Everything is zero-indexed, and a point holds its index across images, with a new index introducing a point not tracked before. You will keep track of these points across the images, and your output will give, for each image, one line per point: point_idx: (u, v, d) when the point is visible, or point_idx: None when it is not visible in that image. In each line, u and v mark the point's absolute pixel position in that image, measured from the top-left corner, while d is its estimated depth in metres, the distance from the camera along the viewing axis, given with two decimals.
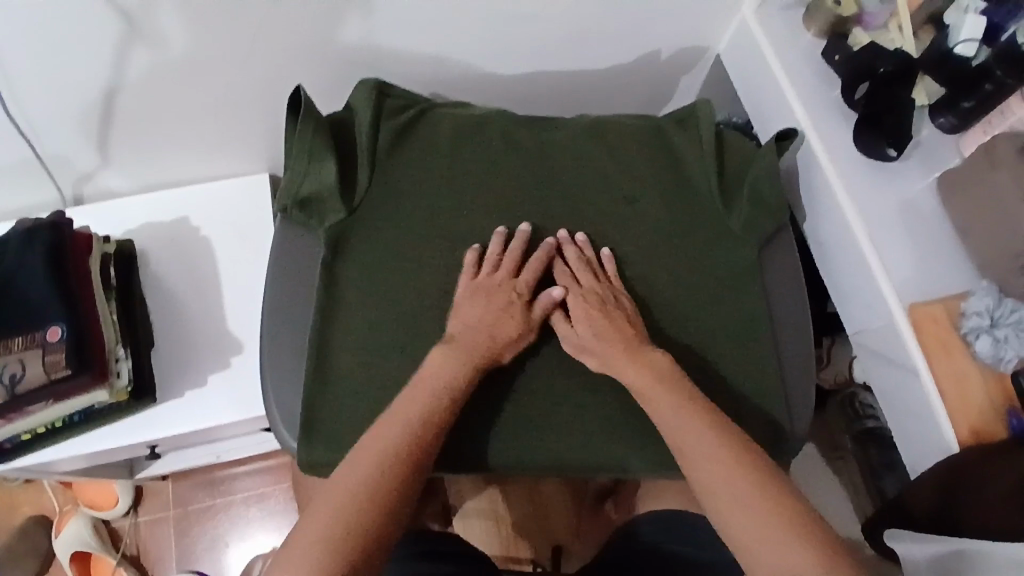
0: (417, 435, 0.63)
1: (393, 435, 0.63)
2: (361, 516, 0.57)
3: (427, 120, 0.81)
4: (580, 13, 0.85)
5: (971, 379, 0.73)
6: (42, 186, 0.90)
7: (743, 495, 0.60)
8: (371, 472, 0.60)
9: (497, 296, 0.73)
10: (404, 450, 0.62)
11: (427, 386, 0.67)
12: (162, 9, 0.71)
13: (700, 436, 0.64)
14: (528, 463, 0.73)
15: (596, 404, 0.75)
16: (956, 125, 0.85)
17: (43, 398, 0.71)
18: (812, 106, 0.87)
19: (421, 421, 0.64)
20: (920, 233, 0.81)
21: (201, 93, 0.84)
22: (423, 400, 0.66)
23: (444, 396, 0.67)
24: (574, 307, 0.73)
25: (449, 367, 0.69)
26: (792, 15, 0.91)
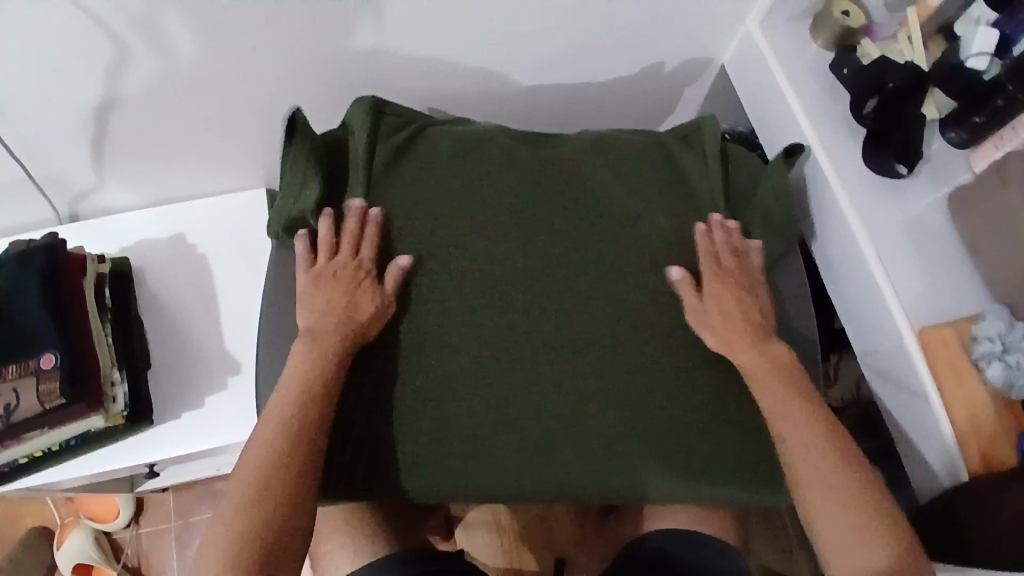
0: (292, 429, 0.65)
1: (273, 435, 0.65)
2: (252, 518, 0.62)
3: (424, 136, 0.80)
4: (580, 27, 0.84)
5: (981, 404, 0.72)
6: (36, 205, 0.89)
7: (837, 489, 0.65)
8: (255, 475, 0.63)
9: (345, 272, 0.72)
10: (287, 448, 0.65)
11: (301, 374, 0.68)
12: (154, 29, 0.70)
13: (806, 427, 0.68)
14: (453, 444, 0.73)
15: (513, 379, 0.74)
16: (967, 139, 0.82)
17: (39, 427, 0.70)
18: (818, 121, 0.85)
19: (292, 413, 0.66)
20: (930, 253, 0.79)
21: (196, 110, 0.83)
22: (291, 394, 0.67)
23: (314, 382, 0.68)
24: (713, 282, 0.75)
25: (304, 358, 0.69)
26: (797, 27, 0.90)
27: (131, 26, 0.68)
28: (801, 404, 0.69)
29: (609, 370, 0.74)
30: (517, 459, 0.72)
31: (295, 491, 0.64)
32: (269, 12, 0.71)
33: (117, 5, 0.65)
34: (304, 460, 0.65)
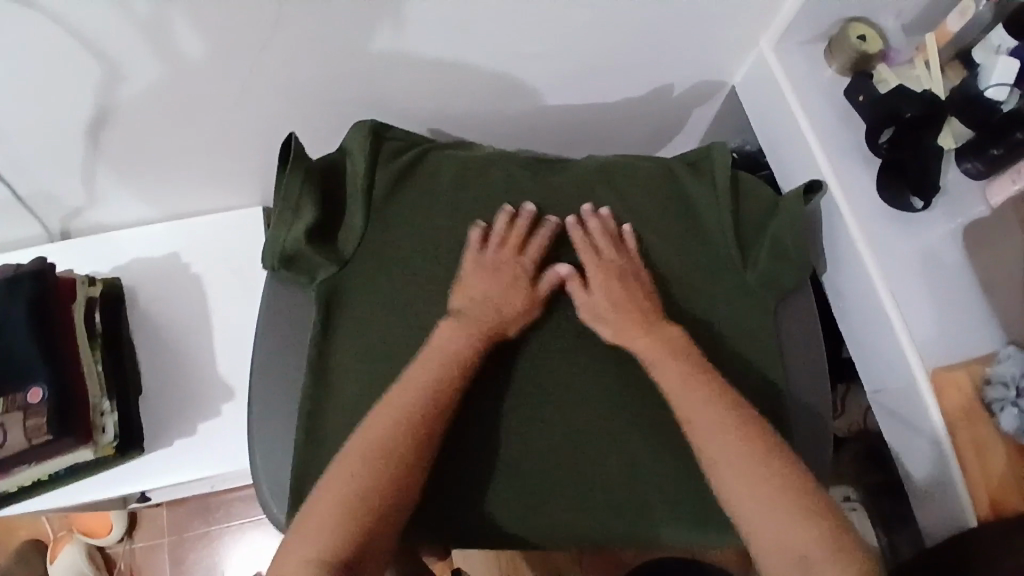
0: (430, 406, 0.66)
1: (408, 402, 0.66)
2: (368, 491, 0.61)
3: (425, 162, 0.78)
4: (587, 49, 0.81)
5: (993, 450, 0.70)
6: (26, 224, 0.86)
7: (741, 462, 0.63)
8: (382, 442, 0.63)
9: (506, 268, 0.73)
10: (420, 420, 0.65)
11: (446, 354, 0.69)
12: (144, 52, 0.67)
13: (704, 403, 0.67)
14: (558, 461, 0.74)
15: (626, 402, 0.75)
16: (983, 172, 0.79)
17: (25, 463, 0.69)
18: (832, 149, 0.82)
19: (434, 391, 0.67)
20: (944, 290, 0.77)
21: (189, 130, 0.80)
22: (430, 371, 0.68)
23: (453, 367, 0.68)
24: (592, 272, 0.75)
25: (455, 341, 0.69)
26: (811, 51, 0.86)
27: (121, 49, 0.66)
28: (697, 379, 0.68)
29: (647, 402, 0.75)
30: (568, 504, 0.73)
31: (418, 465, 0.64)
32: (264, 36, 0.69)
33: (105, 29, 0.63)
34: (434, 436, 0.65)
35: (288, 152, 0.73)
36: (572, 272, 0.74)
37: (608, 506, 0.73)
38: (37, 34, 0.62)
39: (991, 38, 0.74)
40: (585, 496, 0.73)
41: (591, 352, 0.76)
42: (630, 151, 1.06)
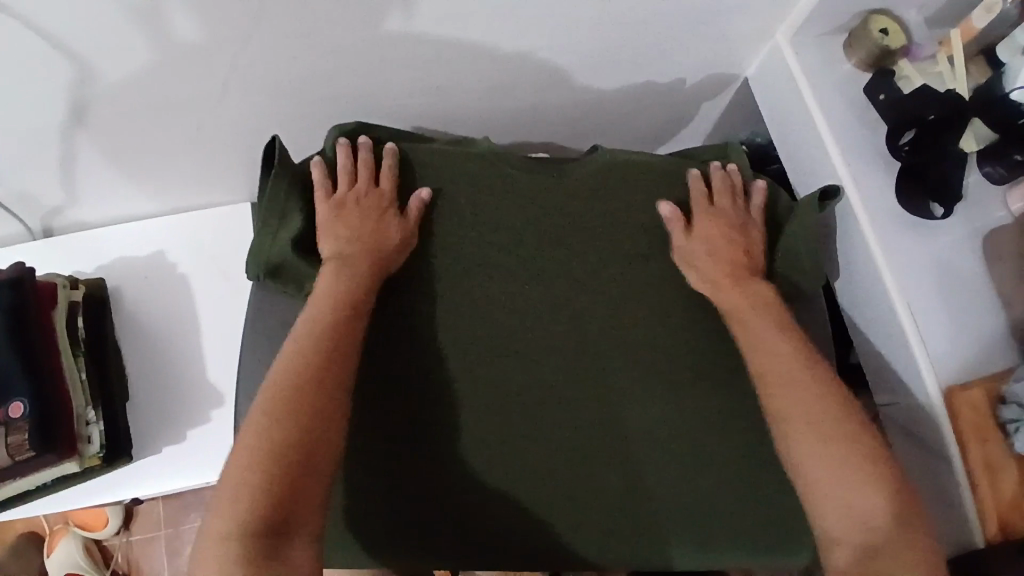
0: (319, 348, 0.64)
1: (305, 352, 0.63)
2: (272, 455, 0.58)
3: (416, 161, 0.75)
4: (591, 41, 0.76)
5: (1007, 474, 0.67)
6: (4, 223, 0.83)
7: (820, 423, 0.64)
8: (273, 395, 0.61)
9: (363, 203, 0.71)
10: (316, 368, 0.63)
11: (331, 297, 0.67)
12: (118, 50, 0.63)
13: (791, 362, 0.67)
14: (498, 405, 0.73)
15: (543, 335, 0.75)
16: (1004, 177, 0.75)
17: (8, 478, 0.67)
18: (850, 151, 0.78)
19: (317, 332, 0.65)
20: (962, 301, 0.74)
21: (172, 126, 0.76)
22: (320, 319, 0.65)
23: (341, 309, 0.66)
24: (701, 219, 0.75)
25: (334, 283, 0.67)
26: (830, 44, 0.81)
27: (93, 47, 0.62)
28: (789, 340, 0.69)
29: (601, 358, 0.75)
30: (540, 475, 0.72)
31: (321, 406, 0.62)
32: (247, 30, 0.64)
33: (73, 25, 0.58)
34: (332, 376, 0.63)
35: (272, 155, 0.71)
36: (675, 215, 0.75)
37: (580, 472, 0.72)
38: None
39: (1017, 36, 0.71)
40: (567, 468, 0.72)
41: (567, 332, 0.75)
42: (635, 144, 1.02)
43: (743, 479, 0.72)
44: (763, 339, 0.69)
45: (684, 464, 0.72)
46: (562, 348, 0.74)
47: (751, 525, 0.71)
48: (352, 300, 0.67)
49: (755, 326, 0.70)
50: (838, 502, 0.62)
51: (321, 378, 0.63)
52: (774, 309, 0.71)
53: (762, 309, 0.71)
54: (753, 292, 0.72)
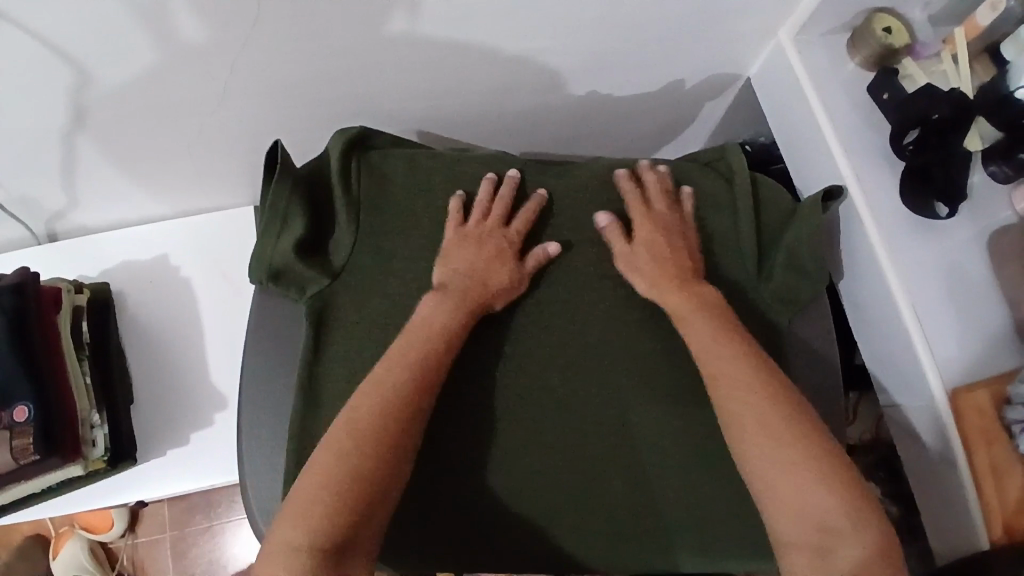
0: (422, 379, 0.64)
1: (394, 377, 0.64)
2: (357, 472, 0.59)
3: (415, 166, 0.76)
4: (592, 42, 0.76)
5: (1016, 478, 0.66)
6: (8, 226, 0.83)
7: (767, 421, 0.62)
8: (376, 417, 0.61)
9: (483, 240, 0.72)
10: (415, 395, 0.63)
11: (436, 329, 0.67)
12: (118, 53, 0.63)
13: (734, 363, 0.65)
14: (566, 444, 0.72)
15: (627, 381, 0.73)
16: (1011, 176, 0.74)
17: (13, 481, 0.67)
18: (853, 151, 0.78)
19: (418, 360, 0.65)
20: (967, 303, 0.73)
21: (174, 129, 0.76)
22: (419, 348, 0.66)
23: (439, 341, 0.66)
24: (642, 223, 0.74)
25: (439, 316, 0.68)
26: (834, 43, 0.81)
27: (94, 51, 0.62)
28: (729, 339, 0.67)
29: (595, 365, 0.74)
30: (530, 483, 0.71)
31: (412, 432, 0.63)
32: (247, 33, 0.64)
33: (73, 30, 0.59)
34: (428, 404, 0.64)
35: (276, 159, 0.71)
36: (611, 223, 0.75)
37: (571, 479, 0.71)
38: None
39: (1022, 33, 0.70)
40: (562, 477, 0.71)
41: (560, 337, 0.74)
42: (637, 145, 1.02)
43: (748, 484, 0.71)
44: (708, 341, 0.67)
45: (687, 467, 0.71)
46: (555, 356, 0.74)
47: (756, 529, 0.70)
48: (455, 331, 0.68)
49: (697, 329, 0.68)
50: (801, 506, 0.58)
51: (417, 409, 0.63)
52: (720, 310, 0.70)
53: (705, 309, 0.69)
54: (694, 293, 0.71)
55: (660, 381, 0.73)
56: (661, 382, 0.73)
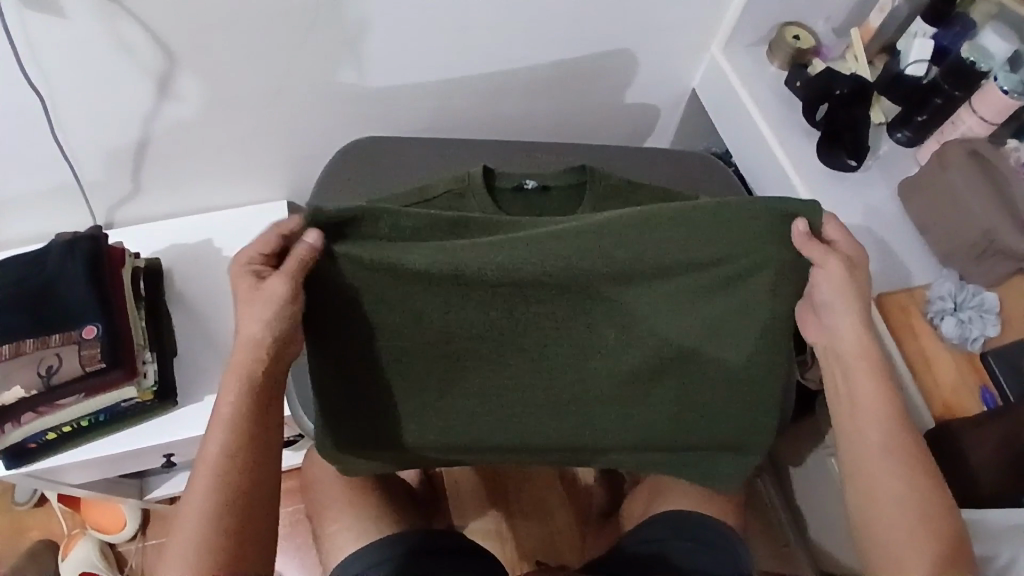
0: (230, 485, 0.66)
1: (217, 463, 0.66)
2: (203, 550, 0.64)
3: (428, 198, 0.83)
4: (565, 49, 0.98)
5: (942, 359, 0.80)
6: (76, 210, 0.97)
7: (896, 488, 0.68)
8: (191, 557, 0.64)
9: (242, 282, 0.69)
10: (235, 474, 0.67)
11: (225, 437, 0.67)
12: (201, 42, 0.81)
13: (884, 447, 0.70)
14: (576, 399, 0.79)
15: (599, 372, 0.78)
16: (912, 137, 0.94)
17: (77, 391, 0.78)
18: (777, 128, 0.96)
19: (222, 473, 0.66)
20: (887, 236, 0.89)
21: (228, 125, 0.93)
22: (220, 424, 0.67)
23: (231, 415, 0.67)
24: (812, 249, 0.68)
25: (228, 394, 0.68)
26: (756, 51, 1.03)
27: (181, 41, 0.80)
28: (879, 401, 0.70)
29: (598, 334, 0.75)
30: (522, 432, 0.80)
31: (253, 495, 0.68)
32: (301, 33, 0.84)
33: (168, 18, 0.77)
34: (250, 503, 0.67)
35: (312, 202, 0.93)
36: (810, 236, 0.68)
37: (565, 432, 0.81)
38: (114, 23, 0.76)
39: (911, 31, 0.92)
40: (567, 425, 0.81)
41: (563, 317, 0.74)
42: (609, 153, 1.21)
43: (730, 396, 0.78)
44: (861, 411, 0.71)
45: (662, 395, 0.79)
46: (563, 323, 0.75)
47: (719, 418, 0.80)
48: (255, 423, 0.69)
49: (863, 395, 0.71)
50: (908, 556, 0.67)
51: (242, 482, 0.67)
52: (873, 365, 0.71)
53: (835, 374, 0.74)
54: (841, 370, 0.73)
55: (648, 343, 0.76)
56: (649, 342, 0.76)
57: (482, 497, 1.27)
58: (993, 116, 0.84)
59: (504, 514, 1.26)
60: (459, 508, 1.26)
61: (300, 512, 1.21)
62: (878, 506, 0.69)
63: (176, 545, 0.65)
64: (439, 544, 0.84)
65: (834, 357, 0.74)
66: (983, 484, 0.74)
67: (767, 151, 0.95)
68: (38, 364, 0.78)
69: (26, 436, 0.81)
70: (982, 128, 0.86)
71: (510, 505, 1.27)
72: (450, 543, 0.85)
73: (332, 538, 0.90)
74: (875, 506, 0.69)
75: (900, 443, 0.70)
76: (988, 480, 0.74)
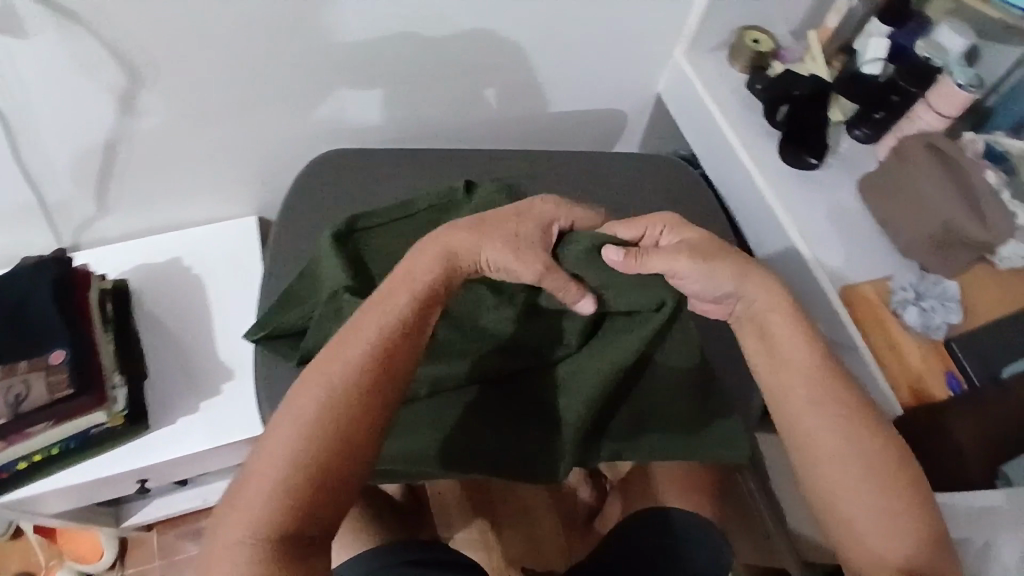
0: (379, 365, 0.58)
1: (379, 326, 0.59)
2: (333, 415, 0.55)
3: (411, 211, 0.83)
4: (532, 57, 0.99)
5: (908, 348, 0.81)
6: (41, 234, 0.96)
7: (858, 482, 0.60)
8: (312, 418, 0.55)
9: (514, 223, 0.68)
10: (389, 354, 0.58)
11: (364, 345, 0.58)
12: (165, 60, 0.81)
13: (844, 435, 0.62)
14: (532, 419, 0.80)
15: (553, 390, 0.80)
16: (871, 135, 0.97)
17: (45, 418, 0.77)
18: (741, 129, 0.98)
19: (370, 360, 0.58)
20: (850, 231, 0.91)
21: (196, 142, 0.93)
22: (402, 289, 0.62)
23: (417, 296, 0.62)
24: (654, 258, 0.68)
25: (423, 268, 0.63)
26: (718, 55, 1.05)
27: (145, 60, 0.80)
28: (818, 378, 0.63)
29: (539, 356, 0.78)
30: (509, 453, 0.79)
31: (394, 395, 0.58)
32: (266, 48, 0.84)
33: (130, 37, 0.77)
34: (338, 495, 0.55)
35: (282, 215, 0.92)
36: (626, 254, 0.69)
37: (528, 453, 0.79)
38: (75, 43, 0.76)
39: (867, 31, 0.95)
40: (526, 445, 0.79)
41: (530, 343, 0.78)
42: None
43: (685, 408, 0.81)
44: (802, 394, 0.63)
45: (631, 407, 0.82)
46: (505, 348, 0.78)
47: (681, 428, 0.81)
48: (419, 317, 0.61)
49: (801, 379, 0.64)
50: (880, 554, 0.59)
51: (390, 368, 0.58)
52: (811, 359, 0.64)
53: (762, 348, 0.67)
54: (767, 355, 0.66)
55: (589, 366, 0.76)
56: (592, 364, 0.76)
57: (466, 506, 1.26)
58: (950, 110, 0.86)
59: (488, 524, 1.26)
60: (443, 519, 1.25)
61: None
62: (844, 499, 0.61)
63: (302, 402, 0.56)
64: (418, 556, 0.82)
65: (754, 321, 0.68)
66: (953, 467, 0.76)
67: (732, 152, 0.96)
68: (5, 393, 0.76)
69: None
70: (939, 122, 0.88)
71: (496, 513, 1.27)
72: (428, 554, 0.83)
73: None
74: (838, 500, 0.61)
75: (850, 419, 0.62)
76: (957, 463, 0.76)
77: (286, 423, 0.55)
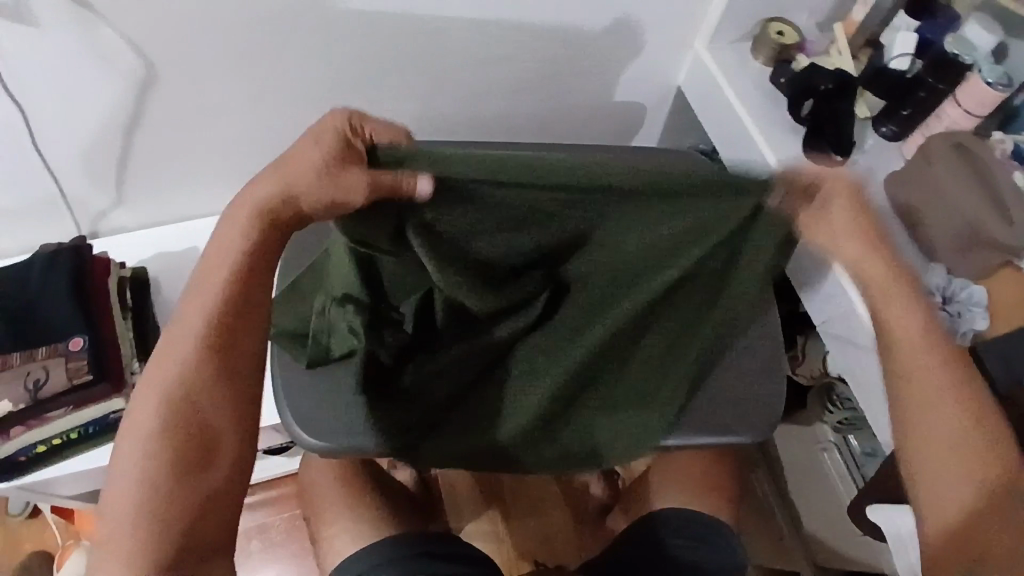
0: (209, 355, 0.63)
1: (203, 314, 0.63)
2: (179, 417, 0.62)
3: None
4: (548, 48, 0.97)
5: None
6: (62, 221, 0.97)
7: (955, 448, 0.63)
8: (161, 426, 0.61)
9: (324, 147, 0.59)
10: (217, 342, 0.63)
11: (195, 334, 0.63)
12: (180, 50, 0.81)
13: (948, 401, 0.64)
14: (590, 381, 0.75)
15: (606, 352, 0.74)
16: (897, 133, 0.94)
17: (68, 403, 0.79)
18: (764, 124, 0.96)
19: (200, 347, 0.63)
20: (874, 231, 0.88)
21: (212, 131, 0.93)
22: (219, 274, 0.63)
23: (236, 275, 0.63)
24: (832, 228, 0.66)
25: (233, 232, 0.63)
26: (740, 49, 1.03)
27: (161, 50, 0.80)
28: (938, 374, 0.65)
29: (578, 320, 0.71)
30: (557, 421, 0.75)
31: (234, 376, 0.64)
32: (282, 38, 0.84)
33: (148, 26, 0.77)
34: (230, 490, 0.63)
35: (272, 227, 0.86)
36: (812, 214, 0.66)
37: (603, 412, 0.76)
38: (92, 31, 0.76)
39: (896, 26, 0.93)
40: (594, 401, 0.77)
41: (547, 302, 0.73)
42: None
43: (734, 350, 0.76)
44: (918, 402, 0.65)
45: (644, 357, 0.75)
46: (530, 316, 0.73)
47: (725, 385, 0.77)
48: (244, 293, 0.64)
49: (923, 385, 0.65)
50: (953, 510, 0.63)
51: (224, 354, 0.63)
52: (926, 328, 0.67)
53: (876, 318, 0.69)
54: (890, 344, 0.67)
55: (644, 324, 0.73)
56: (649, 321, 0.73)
57: (479, 498, 1.27)
58: (978, 108, 0.85)
59: (500, 516, 1.26)
60: (455, 510, 1.26)
61: (295, 518, 1.21)
62: (944, 493, 0.63)
63: (148, 412, 0.62)
64: (431, 550, 0.82)
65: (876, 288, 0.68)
66: None
67: (754, 148, 0.94)
68: (26, 377, 0.78)
69: (14, 449, 0.80)
70: (966, 120, 0.86)
71: (507, 504, 1.27)
72: (445, 547, 0.84)
73: (329, 542, 0.90)
74: (937, 499, 0.64)
75: (967, 424, 0.63)
76: None
77: (134, 434, 0.61)
